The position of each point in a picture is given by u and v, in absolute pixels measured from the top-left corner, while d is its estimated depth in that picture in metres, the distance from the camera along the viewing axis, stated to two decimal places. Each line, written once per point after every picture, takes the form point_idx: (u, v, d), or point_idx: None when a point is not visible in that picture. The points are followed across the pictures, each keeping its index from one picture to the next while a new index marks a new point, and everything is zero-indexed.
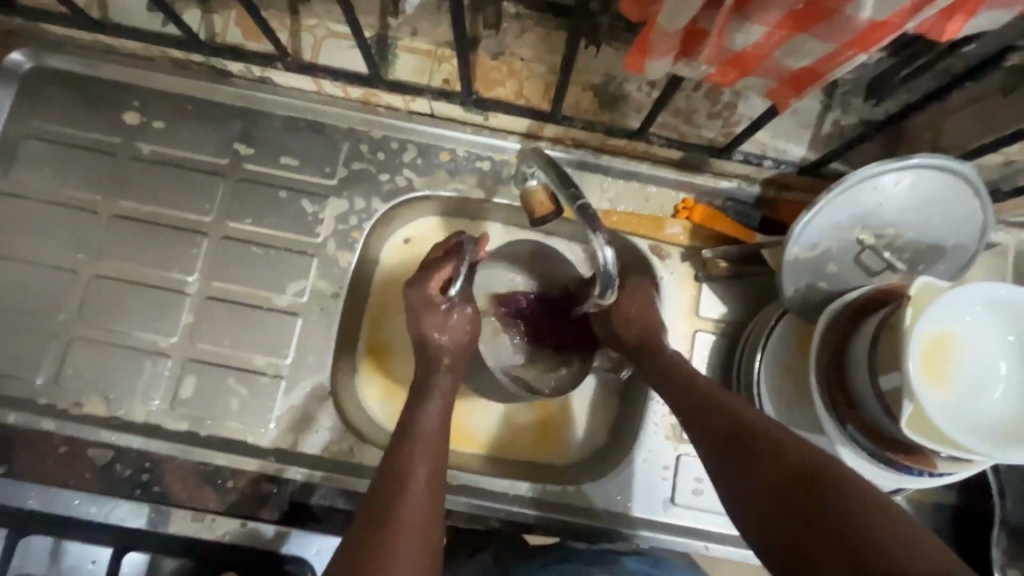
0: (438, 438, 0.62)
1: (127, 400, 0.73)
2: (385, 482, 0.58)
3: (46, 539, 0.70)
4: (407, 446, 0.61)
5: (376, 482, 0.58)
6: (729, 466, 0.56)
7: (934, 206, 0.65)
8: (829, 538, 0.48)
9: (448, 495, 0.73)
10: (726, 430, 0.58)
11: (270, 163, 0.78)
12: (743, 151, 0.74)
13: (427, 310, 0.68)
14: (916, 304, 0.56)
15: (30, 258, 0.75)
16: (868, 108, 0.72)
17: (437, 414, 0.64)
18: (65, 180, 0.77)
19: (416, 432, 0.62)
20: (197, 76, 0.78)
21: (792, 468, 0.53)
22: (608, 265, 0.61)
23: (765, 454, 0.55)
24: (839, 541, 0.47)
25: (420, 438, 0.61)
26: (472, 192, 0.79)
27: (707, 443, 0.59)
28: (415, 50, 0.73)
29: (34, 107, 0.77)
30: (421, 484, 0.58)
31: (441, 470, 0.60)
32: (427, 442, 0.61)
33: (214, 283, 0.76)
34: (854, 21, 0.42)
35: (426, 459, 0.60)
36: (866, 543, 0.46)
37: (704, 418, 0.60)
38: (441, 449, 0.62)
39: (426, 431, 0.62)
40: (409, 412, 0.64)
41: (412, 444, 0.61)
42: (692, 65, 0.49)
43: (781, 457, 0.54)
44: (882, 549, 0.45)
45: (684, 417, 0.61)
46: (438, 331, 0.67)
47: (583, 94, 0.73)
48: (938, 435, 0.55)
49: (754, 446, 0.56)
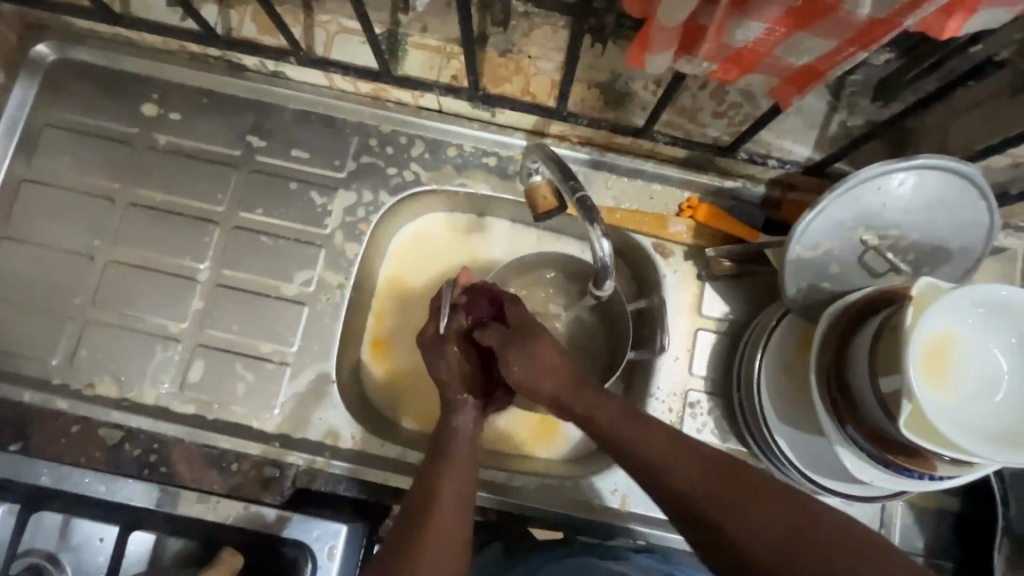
0: (469, 464, 0.64)
1: (138, 383, 0.75)
2: (417, 502, 0.60)
3: (57, 516, 0.72)
4: (438, 467, 0.63)
5: (408, 501, 0.61)
6: (704, 492, 0.54)
7: (939, 207, 0.65)
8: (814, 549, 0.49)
9: None
10: (715, 488, 0.53)
11: (281, 156, 0.80)
12: (747, 151, 0.75)
13: (453, 360, 0.68)
14: (917, 305, 0.56)
15: (47, 242, 0.78)
16: (877, 109, 0.71)
17: (467, 437, 0.65)
18: (85, 169, 0.79)
19: (449, 455, 0.64)
20: (213, 70, 0.80)
21: (781, 531, 0.50)
22: (607, 259, 0.63)
23: (750, 516, 0.51)
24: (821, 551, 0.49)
25: (451, 463, 0.63)
26: (478, 186, 0.80)
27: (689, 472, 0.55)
28: (424, 46, 0.74)
29: (56, 98, 0.80)
30: (454, 508, 0.59)
31: (471, 492, 0.62)
32: (456, 468, 0.63)
33: (224, 272, 0.78)
34: (853, 17, 0.42)
35: (457, 481, 0.62)
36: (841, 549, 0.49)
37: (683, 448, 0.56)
38: (471, 472, 0.63)
39: (456, 452, 0.64)
40: (441, 434, 0.66)
41: (445, 470, 0.62)
42: (693, 62, 0.49)
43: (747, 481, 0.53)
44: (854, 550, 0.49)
45: (663, 440, 0.57)
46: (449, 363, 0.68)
47: (588, 91, 0.73)
48: (935, 435, 0.55)
49: (743, 508, 0.52)
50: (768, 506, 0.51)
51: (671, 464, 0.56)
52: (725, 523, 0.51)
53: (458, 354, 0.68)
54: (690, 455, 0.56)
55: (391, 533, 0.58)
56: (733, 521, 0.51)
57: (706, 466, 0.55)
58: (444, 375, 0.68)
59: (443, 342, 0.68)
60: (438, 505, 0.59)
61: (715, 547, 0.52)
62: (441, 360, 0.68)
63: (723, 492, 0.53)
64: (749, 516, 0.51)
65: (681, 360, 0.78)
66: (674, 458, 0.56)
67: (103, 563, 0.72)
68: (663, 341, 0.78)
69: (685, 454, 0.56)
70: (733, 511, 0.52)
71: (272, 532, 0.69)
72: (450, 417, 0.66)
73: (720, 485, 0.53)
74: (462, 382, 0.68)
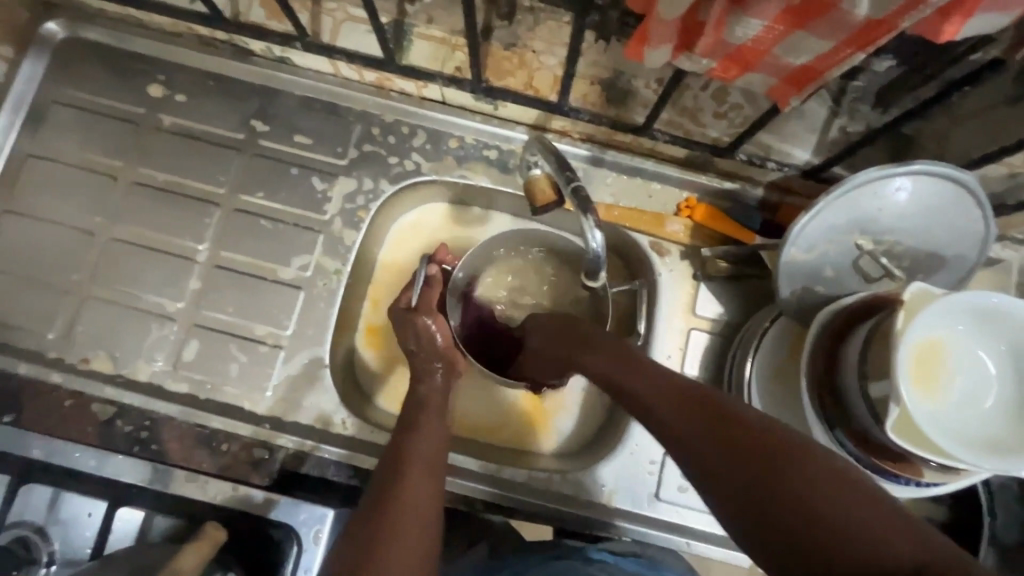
0: (437, 431, 0.64)
1: (132, 360, 0.76)
2: (385, 472, 0.60)
3: (45, 489, 0.72)
4: (407, 438, 0.63)
5: (377, 473, 0.61)
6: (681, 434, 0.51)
7: (934, 214, 0.65)
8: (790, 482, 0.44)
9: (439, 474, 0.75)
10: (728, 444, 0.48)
11: (284, 141, 0.81)
12: (746, 153, 0.75)
13: (421, 329, 0.71)
14: (907, 310, 0.56)
15: (49, 217, 0.78)
16: (877, 116, 0.72)
17: (435, 409, 0.67)
18: (89, 145, 0.80)
19: (420, 421, 0.65)
20: (220, 53, 0.81)
21: (761, 458, 0.46)
22: (599, 250, 0.63)
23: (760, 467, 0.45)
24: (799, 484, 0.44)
25: (422, 428, 0.64)
26: (477, 178, 0.81)
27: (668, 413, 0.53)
28: (430, 37, 0.75)
29: (64, 75, 0.81)
30: (421, 475, 0.59)
31: (441, 461, 0.62)
32: (426, 432, 0.64)
33: (222, 253, 0.78)
34: (851, 16, 0.43)
35: (426, 451, 0.62)
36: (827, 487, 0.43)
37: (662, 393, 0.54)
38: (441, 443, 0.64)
39: (428, 425, 0.65)
40: (411, 408, 0.67)
41: (417, 435, 0.63)
42: (693, 60, 0.49)
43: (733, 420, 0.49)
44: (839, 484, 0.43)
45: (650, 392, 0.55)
46: (427, 337, 0.71)
47: (591, 87, 0.73)
48: (922, 440, 0.54)
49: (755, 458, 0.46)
50: (765, 443, 0.46)
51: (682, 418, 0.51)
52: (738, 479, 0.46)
53: (431, 325, 0.71)
54: (679, 396, 0.53)
55: (363, 502, 0.58)
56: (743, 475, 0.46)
57: (699, 413, 0.51)
58: (417, 346, 0.71)
59: (418, 315, 0.72)
60: (408, 471, 0.59)
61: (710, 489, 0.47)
62: (414, 331, 0.71)
63: (713, 428, 0.49)
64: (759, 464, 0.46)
65: (673, 358, 0.78)
66: (671, 407, 0.53)
67: (90, 538, 0.72)
68: (657, 339, 0.78)
69: (675, 396, 0.53)
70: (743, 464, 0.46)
71: (259, 513, 0.69)
72: (417, 389, 0.69)
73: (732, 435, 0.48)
74: (433, 352, 0.71)
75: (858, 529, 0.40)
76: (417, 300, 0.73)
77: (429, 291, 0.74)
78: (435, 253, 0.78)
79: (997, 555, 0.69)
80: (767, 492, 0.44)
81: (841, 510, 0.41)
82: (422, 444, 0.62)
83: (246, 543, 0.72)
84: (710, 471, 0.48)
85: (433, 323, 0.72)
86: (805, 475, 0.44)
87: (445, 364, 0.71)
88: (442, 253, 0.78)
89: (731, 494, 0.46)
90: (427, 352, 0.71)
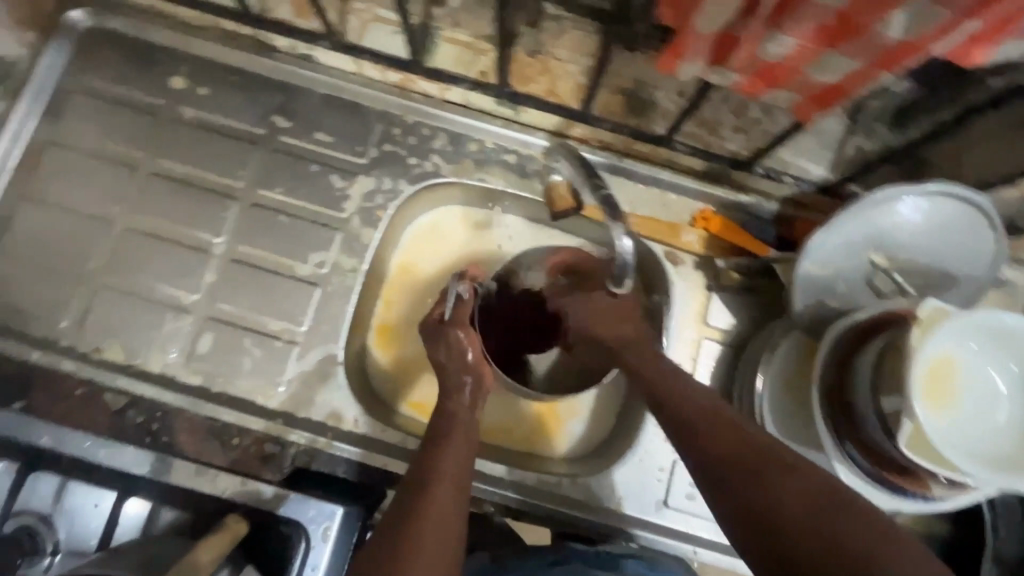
0: (465, 446, 0.64)
1: (145, 351, 0.75)
2: (413, 482, 0.60)
3: (53, 479, 0.72)
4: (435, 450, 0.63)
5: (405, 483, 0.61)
6: (735, 475, 0.53)
7: (949, 233, 0.66)
8: (832, 526, 0.47)
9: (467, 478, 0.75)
10: (786, 496, 0.50)
11: (305, 138, 0.81)
12: (765, 167, 0.78)
13: (454, 345, 0.70)
14: (922, 327, 0.58)
15: (66, 205, 0.78)
16: (893, 135, 0.73)
17: (462, 420, 0.66)
18: (109, 135, 0.80)
19: (448, 435, 0.65)
20: (245, 48, 0.82)
21: (807, 503, 0.49)
22: (628, 254, 0.63)
23: (776, 480, 0.51)
24: (840, 529, 0.46)
25: (450, 442, 0.64)
26: (496, 182, 0.81)
27: (724, 450, 0.55)
28: (455, 40, 0.77)
29: (86, 64, 0.81)
30: (448, 489, 0.59)
31: (467, 476, 0.62)
32: (453, 445, 0.63)
33: (239, 247, 0.78)
34: (883, 38, 0.44)
35: (454, 464, 0.62)
36: (869, 534, 0.45)
37: (726, 432, 0.56)
38: (468, 459, 0.63)
39: (457, 437, 0.65)
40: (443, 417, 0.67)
41: (444, 449, 0.63)
42: (724, 74, 0.51)
43: (787, 467, 0.51)
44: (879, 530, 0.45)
45: (714, 429, 0.56)
46: (455, 351, 0.70)
47: (613, 96, 0.74)
48: (934, 455, 0.55)
49: (770, 474, 0.51)
50: (812, 490, 0.49)
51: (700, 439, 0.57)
52: (750, 493, 0.51)
53: (464, 340, 0.70)
54: (737, 438, 0.55)
55: (388, 513, 0.58)
56: (758, 491, 0.51)
57: (749, 456, 0.53)
58: (447, 359, 0.70)
59: (450, 328, 0.71)
60: (435, 484, 0.59)
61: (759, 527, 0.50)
62: (447, 347, 0.70)
63: (764, 471, 0.52)
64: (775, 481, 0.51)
65: (684, 366, 0.79)
66: (726, 450, 0.54)
67: (95, 531, 0.72)
68: (669, 347, 0.79)
69: (734, 438, 0.55)
70: (755, 479, 0.52)
71: (268, 508, 0.69)
72: (447, 402, 0.68)
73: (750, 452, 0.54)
74: (462, 367, 0.70)
75: None
76: (451, 312, 0.73)
77: (461, 309, 0.73)
78: (465, 271, 0.76)
79: (999, 571, 0.70)
80: (813, 533, 0.47)
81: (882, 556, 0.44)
82: (450, 459, 0.62)
83: (253, 538, 0.72)
84: (762, 522, 0.50)
85: (466, 339, 0.70)
86: (851, 521, 0.46)
87: (475, 378, 0.70)
88: (472, 274, 0.75)
89: (778, 535, 0.48)
90: (457, 367, 0.70)
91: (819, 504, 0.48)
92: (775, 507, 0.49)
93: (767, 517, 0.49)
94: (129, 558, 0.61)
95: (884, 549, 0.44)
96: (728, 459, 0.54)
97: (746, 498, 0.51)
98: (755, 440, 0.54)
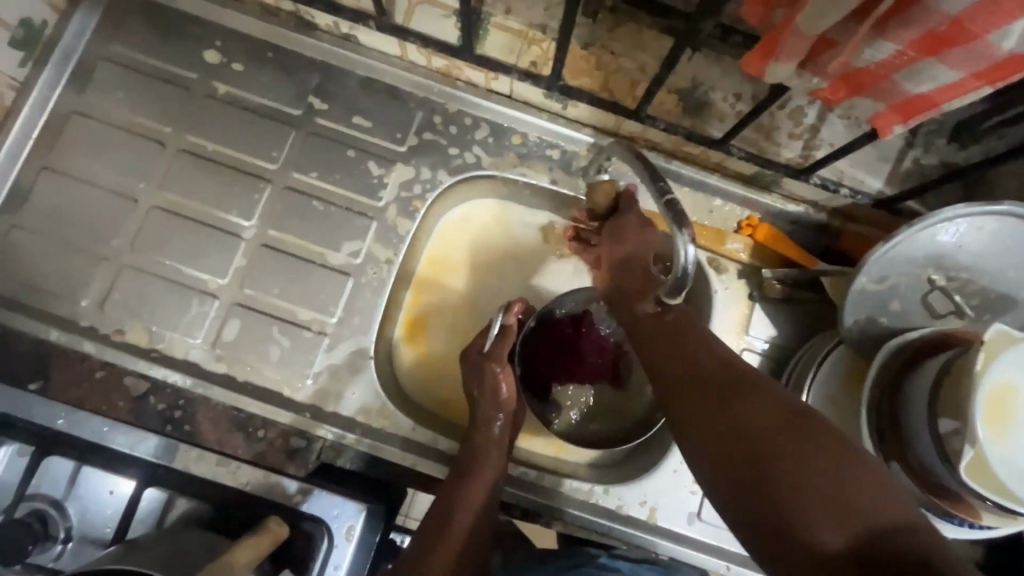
0: (488, 483, 0.68)
1: (169, 335, 0.73)
2: (442, 501, 0.67)
3: (68, 463, 0.67)
4: (465, 471, 0.68)
5: (435, 501, 0.67)
6: (701, 405, 0.55)
7: (1010, 254, 0.65)
8: (799, 449, 0.49)
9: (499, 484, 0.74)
10: (753, 423, 0.52)
11: (342, 122, 0.78)
12: (820, 177, 0.73)
13: (489, 380, 0.71)
14: (987, 350, 0.55)
15: (89, 179, 0.75)
16: (953, 150, 0.71)
17: (495, 442, 0.70)
18: (138, 107, 0.77)
19: (476, 471, 0.68)
20: (282, 24, 0.78)
21: (775, 426, 0.51)
22: (690, 266, 0.58)
23: (792, 462, 0.49)
24: (806, 450, 0.49)
25: (478, 478, 0.67)
26: (538, 178, 0.79)
27: (694, 383, 0.57)
28: (506, 28, 0.71)
29: (117, 33, 0.77)
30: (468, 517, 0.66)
31: (488, 500, 0.68)
32: (478, 483, 0.67)
33: (270, 231, 0.75)
34: (993, 51, 0.42)
35: (479, 489, 0.67)
36: (832, 455, 0.49)
37: (696, 362, 0.58)
38: (496, 481, 0.68)
39: (488, 459, 0.69)
40: (475, 431, 0.70)
41: (467, 489, 0.67)
42: (803, 77, 0.50)
43: (756, 396, 0.54)
44: (838, 452, 0.49)
45: (686, 363, 0.58)
46: (490, 388, 0.71)
47: (668, 96, 0.71)
48: (994, 482, 0.54)
49: (791, 447, 0.49)
50: (777, 416, 0.52)
51: (710, 411, 0.55)
52: (765, 473, 0.49)
53: (499, 375, 0.71)
54: (708, 369, 0.57)
55: (421, 531, 0.65)
56: (775, 469, 0.49)
57: (718, 387, 0.55)
58: (481, 392, 0.72)
59: (488, 362, 0.72)
60: (459, 509, 0.66)
61: (724, 450, 0.52)
62: (484, 380, 0.72)
63: (733, 399, 0.54)
64: (797, 464, 0.49)
65: None
66: (694, 380, 0.57)
67: (113, 517, 0.66)
68: None
69: (706, 369, 0.57)
70: (774, 457, 0.50)
71: (292, 504, 0.67)
72: (477, 430, 0.70)
73: (774, 430, 0.51)
74: (495, 402, 0.71)
75: (870, 503, 0.46)
76: (491, 346, 0.74)
77: (502, 342, 0.73)
78: (514, 303, 0.75)
79: None
80: (780, 455, 0.49)
81: (841, 477, 0.47)
82: (477, 488, 0.67)
83: None
84: (729, 447, 0.52)
85: (500, 376, 0.71)
86: (815, 446, 0.49)
87: (506, 415, 0.72)
88: (522, 305, 0.76)
89: (744, 458, 0.51)
90: (490, 402, 0.71)
91: (786, 430, 0.51)
92: (794, 490, 0.48)
93: (785, 503, 0.48)
94: (150, 549, 0.58)
95: (851, 472, 0.48)
96: (701, 391, 0.56)
97: (715, 423, 0.54)
98: (725, 371, 0.57)
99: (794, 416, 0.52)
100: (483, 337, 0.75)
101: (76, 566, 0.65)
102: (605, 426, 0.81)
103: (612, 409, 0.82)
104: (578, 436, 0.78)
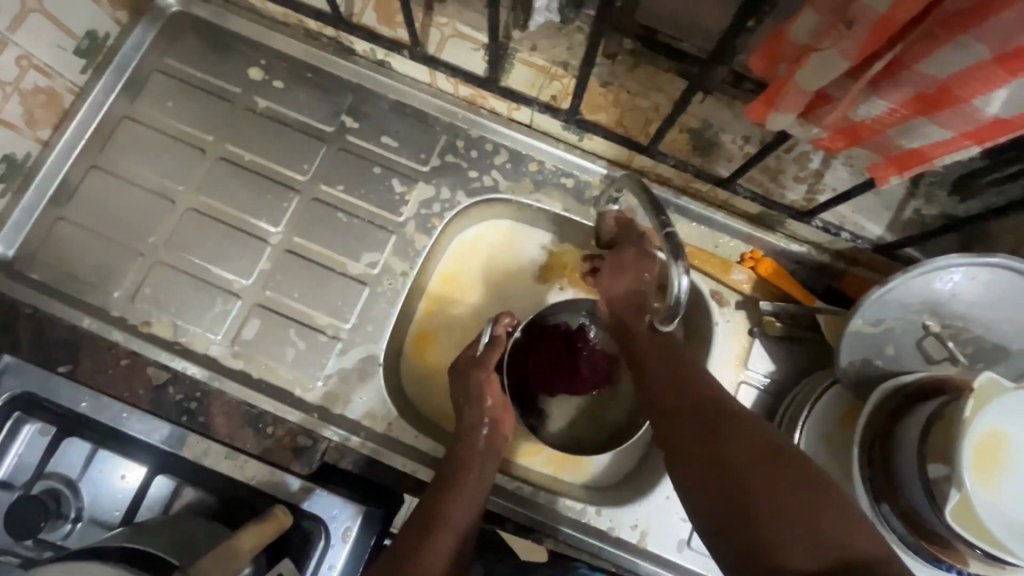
0: (472, 495, 0.69)
1: (192, 330, 0.77)
2: (420, 521, 0.67)
3: (86, 445, 0.71)
4: (446, 489, 0.68)
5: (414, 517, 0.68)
6: (690, 435, 0.59)
7: (1007, 304, 0.67)
8: (777, 481, 0.53)
9: (493, 497, 0.76)
10: (736, 454, 0.56)
11: (371, 140, 0.83)
12: (822, 220, 0.76)
13: (476, 387, 0.75)
14: (975, 397, 0.56)
15: (133, 179, 0.80)
16: (954, 204, 0.73)
17: (479, 449, 0.73)
18: (184, 116, 0.82)
19: (459, 479, 0.69)
20: (323, 48, 0.84)
21: (755, 458, 0.55)
22: (682, 297, 0.62)
23: (770, 498, 0.52)
24: (782, 481, 0.53)
25: (461, 486, 0.69)
26: (551, 204, 0.83)
27: (687, 412, 0.61)
28: (532, 64, 0.75)
29: (170, 46, 0.84)
30: (448, 536, 0.65)
31: (471, 518, 0.68)
32: (462, 495, 0.68)
33: (295, 239, 0.80)
34: (980, 114, 0.44)
35: (461, 504, 0.68)
36: (807, 488, 0.52)
37: (689, 394, 0.62)
38: (478, 496, 0.69)
39: (469, 476, 0.70)
40: (459, 444, 0.73)
41: (452, 495, 0.68)
42: (805, 127, 0.53)
43: (741, 429, 0.57)
44: (814, 486, 0.52)
45: (678, 396, 0.62)
46: (478, 394, 0.75)
47: (679, 135, 0.75)
48: (977, 527, 0.54)
49: (770, 478, 0.53)
50: (761, 448, 0.55)
51: (697, 437, 0.59)
52: (747, 496, 0.53)
53: (484, 383, 0.75)
54: (698, 402, 0.61)
55: (402, 537, 0.66)
56: (757, 502, 0.52)
57: (706, 418, 0.59)
58: (467, 399, 0.75)
59: (477, 368, 0.76)
60: (442, 524, 0.66)
61: (710, 478, 0.56)
62: (471, 387, 0.75)
63: (719, 431, 0.58)
64: (775, 495, 0.52)
65: None
66: (685, 409, 0.61)
67: (121, 501, 0.70)
68: None
69: (696, 401, 0.61)
70: (755, 491, 0.53)
71: (293, 501, 0.69)
72: (462, 436, 0.73)
73: (754, 465, 0.54)
74: (481, 410, 0.74)
75: (841, 533, 0.49)
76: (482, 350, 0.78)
77: (491, 351, 0.77)
78: (503, 314, 0.79)
79: None
80: (760, 488, 0.53)
81: (816, 509, 0.51)
82: (459, 505, 0.67)
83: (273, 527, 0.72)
84: (713, 475, 0.56)
85: (486, 382, 0.75)
86: (792, 477, 0.53)
87: (491, 423, 0.74)
88: (510, 317, 0.78)
89: (727, 487, 0.55)
90: (475, 409, 0.74)
91: (768, 462, 0.54)
92: (772, 520, 0.51)
93: (763, 531, 0.51)
94: (156, 533, 0.60)
95: (826, 506, 0.51)
96: (691, 422, 0.60)
97: (701, 452, 0.58)
98: (714, 402, 0.60)
99: (775, 451, 0.55)
100: (473, 347, 0.79)
101: (80, 545, 0.68)
102: (582, 436, 0.84)
103: (594, 419, 0.84)
104: (560, 440, 0.83)
